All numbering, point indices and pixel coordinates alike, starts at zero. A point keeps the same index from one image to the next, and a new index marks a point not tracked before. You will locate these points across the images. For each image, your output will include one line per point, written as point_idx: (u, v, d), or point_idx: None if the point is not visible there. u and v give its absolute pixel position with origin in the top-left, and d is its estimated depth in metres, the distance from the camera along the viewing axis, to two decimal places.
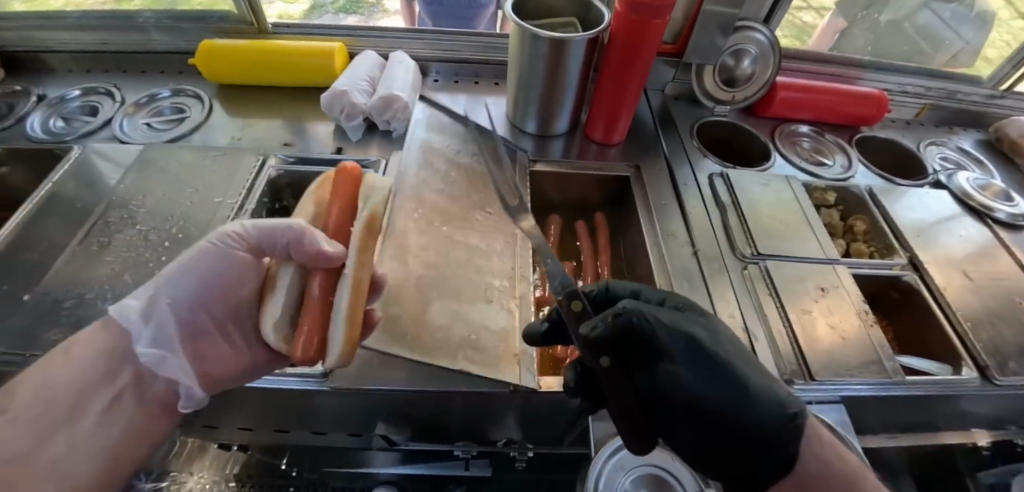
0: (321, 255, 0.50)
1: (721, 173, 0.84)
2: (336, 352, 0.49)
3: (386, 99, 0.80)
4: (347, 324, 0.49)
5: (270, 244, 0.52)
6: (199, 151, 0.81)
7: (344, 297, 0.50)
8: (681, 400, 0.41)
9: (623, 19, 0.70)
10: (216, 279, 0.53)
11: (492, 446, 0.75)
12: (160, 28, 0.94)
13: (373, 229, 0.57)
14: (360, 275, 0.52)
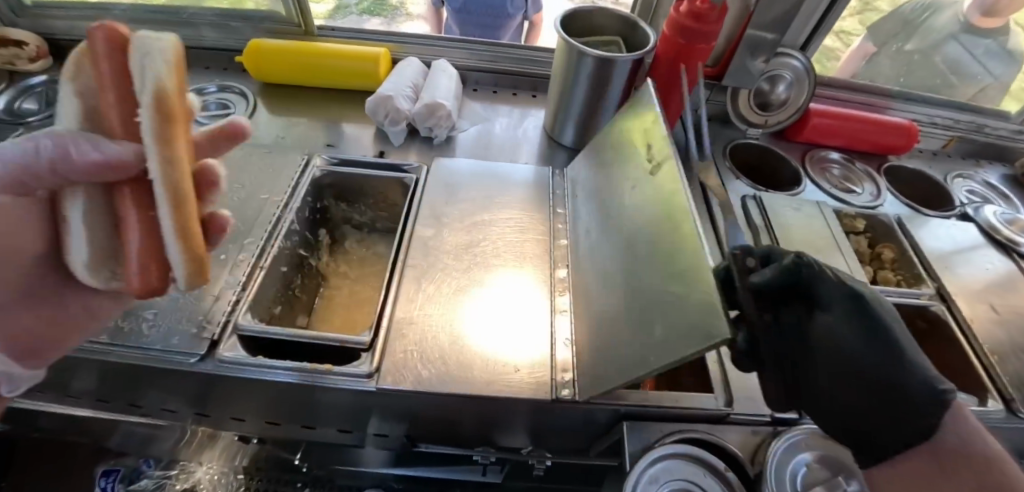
0: (100, 166, 0.35)
1: (753, 195, 0.85)
2: (181, 272, 0.42)
3: (430, 106, 0.82)
4: (177, 240, 0.40)
5: (32, 163, 0.37)
6: (245, 147, 0.82)
7: (165, 217, 0.39)
8: (827, 346, 0.45)
9: (671, 43, 0.72)
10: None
11: (514, 453, 0.75)
12: (211, 25, 0.97)
13: (173, 114, 0.36)
14: (173, 182, 0.38)
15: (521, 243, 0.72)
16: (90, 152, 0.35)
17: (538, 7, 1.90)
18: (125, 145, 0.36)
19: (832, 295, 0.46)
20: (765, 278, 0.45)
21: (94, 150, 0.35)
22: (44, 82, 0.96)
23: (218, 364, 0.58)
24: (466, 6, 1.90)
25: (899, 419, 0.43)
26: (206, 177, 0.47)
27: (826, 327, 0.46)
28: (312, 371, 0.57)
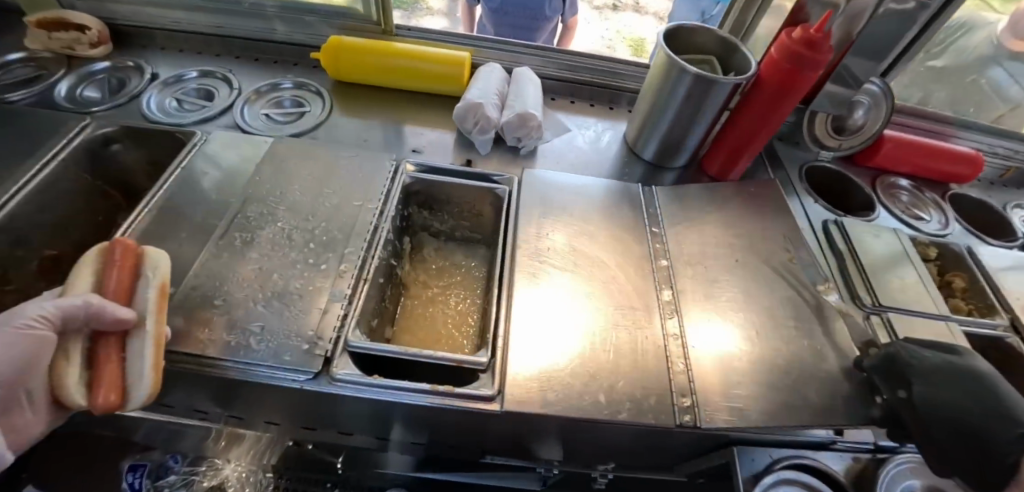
0: (114, 320, 0.52)
1: (835, 220, 0.86)
2: (140, 395, 0.52)
3: (521, 116, 0.80)
4: (152, 372, 0.53)
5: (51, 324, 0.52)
6: (331, 151, 0.80)
7: (144, 356, 0.53)
8: (940, 409, 0.54)
9: (777, 67, 0.72)
10: (32, 360, 0.55)
11: (581, 467, 0.77)
12: (283, 18, 0.93)
13: (164, 292, 0.58)
14: (158, 332, 0.55)
15: (620, 262, 0.72)
16: (110, 310, 0.52)
17: (574, 11, 1.90)
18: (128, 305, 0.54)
19: (929, 368, 0.57)
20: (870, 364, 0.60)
21: (113, 309, 0.53)
22: (106, 70, 0.93)
23: (333, 382, 0.56)
24: (503, 6, 1.83)
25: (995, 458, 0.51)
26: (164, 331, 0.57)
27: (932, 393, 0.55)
28: (434, 390, 0.57)
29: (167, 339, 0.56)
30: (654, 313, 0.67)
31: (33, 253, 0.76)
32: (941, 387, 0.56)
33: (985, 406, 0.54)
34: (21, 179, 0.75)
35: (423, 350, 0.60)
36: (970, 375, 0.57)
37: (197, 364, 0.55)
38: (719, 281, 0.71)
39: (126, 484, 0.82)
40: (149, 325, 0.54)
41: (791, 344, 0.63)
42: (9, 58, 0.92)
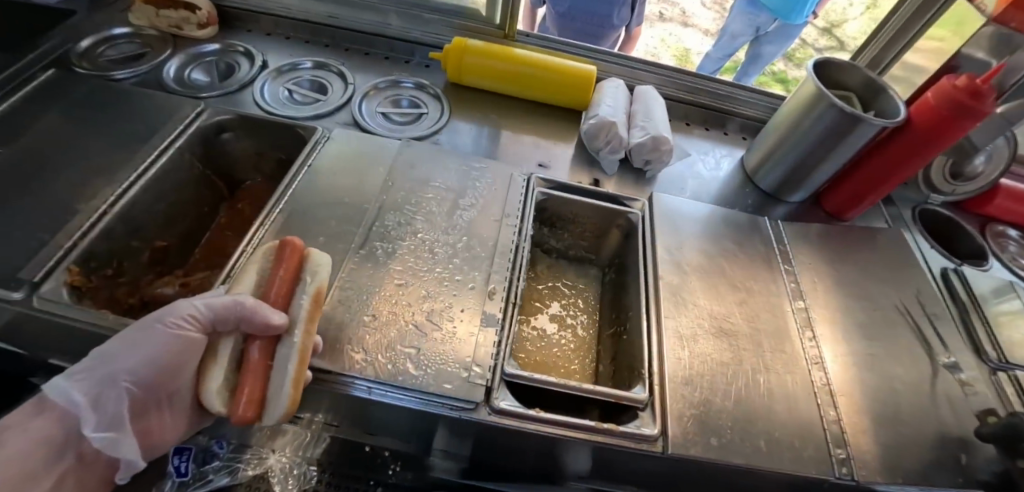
0: (266, 324, 0.48)
1: (955, 268, 0.85)
2: (278, 411, 0.46)
3: (654, 140, 0.79)
4: (291, 388, 0.47)
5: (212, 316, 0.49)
6: (461, 161, 0.78)
7: (288, 367, 0.47)
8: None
9: (932, 113, 0.69)
10: (180, 361, 0.50)
11: None
12: (402, 14, 0.92)
13: (319, 300, 0.54)
14: (307, 343, 0.50)
15: (756, 297, 0.71)
16: (265, 314, 0.48)
17: (641, 20, 1.83)
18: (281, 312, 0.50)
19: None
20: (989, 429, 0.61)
21: (269, 313, 0.49)
22: (215, 52, 0.90)
23: (490, 415, 0.54)
24: (570, 11, 1.75)
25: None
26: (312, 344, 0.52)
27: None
28: (598, 427, 0.55)
29: (312, 350, 0.50)
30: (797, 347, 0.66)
31: (143, 244, 0.72)
32: None
33: None
34: (139, 167, 0.71)
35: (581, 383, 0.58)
36: None
37: (355, 387, 0.52)
38: (855, 329, 0.71)
39: (170, 468, 0.67)
40: (298, 334, 0.49)
41: (933, 401, 0.65)
42: (117, 33, 0.89)
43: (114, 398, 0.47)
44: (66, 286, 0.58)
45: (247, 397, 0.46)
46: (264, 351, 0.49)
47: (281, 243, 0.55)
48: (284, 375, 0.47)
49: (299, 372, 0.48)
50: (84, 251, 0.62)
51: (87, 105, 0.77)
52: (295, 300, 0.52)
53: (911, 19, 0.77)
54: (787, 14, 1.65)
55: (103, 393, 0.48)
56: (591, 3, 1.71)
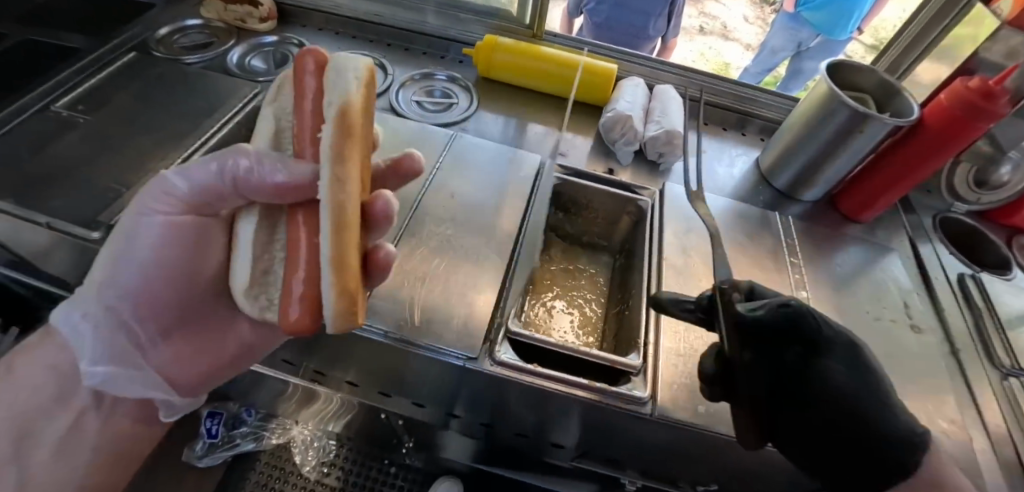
0: (286, 186, 0.42)
1: (972, 275, 0.85)
2: (327, 305, 0.42)
3: (668, 133, 0.83)
4: (331, 272, 0.41)
5: (223, 186, 0.48)
6: (488, 147, 0.86)
7: (323, 245, 0.41)
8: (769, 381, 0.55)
9: (943, 114, 0.70)
10: (172, 255, 0.53)
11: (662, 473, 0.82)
12: (439, 14, 1.00)
13: (350, 128, 0.41)
14: (339, 206, 0.41)
15: (760, 282, 0.74)
16: (282, 175, 0.42)
17: (676, 32, 1.85)
18: (303, 159, 0.43)
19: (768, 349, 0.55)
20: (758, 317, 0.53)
21: (282, 173, 0.42)
22: (272, 43, 1.01)
23: (491, 365, 0.59)
24: (606, 21, 1.79)
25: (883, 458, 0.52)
26: (381, 205, 0.50)
27: (829, 371, 0.54)
28: (593, 386, 0.59)
29: (350, 220, 0.43)
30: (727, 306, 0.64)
31: None
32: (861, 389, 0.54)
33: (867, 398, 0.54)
34: (203, 136, 0.80)
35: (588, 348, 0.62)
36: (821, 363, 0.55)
37: (378, 334, 0.60)
38: (857, 325, 0.72)
39: (205, 429, 0.88)
40: (324, 197, 0.41)
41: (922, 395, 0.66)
42: (189, 24, 1.01)
43: (105, 321, 0.51)
44: None
45: (291, 295, 0.42)
46: (306, 226, 0.43)
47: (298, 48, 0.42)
48: (331, 254, 0.41)
49: (339, 246, 0.42)
50: None
51: (160, 83, 0.88)
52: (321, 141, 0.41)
53: (926, 27, 0.79)
54: (831, 30, 1.68)
55: (103, 316, 0.51)
56: (626, 15, 1.75)
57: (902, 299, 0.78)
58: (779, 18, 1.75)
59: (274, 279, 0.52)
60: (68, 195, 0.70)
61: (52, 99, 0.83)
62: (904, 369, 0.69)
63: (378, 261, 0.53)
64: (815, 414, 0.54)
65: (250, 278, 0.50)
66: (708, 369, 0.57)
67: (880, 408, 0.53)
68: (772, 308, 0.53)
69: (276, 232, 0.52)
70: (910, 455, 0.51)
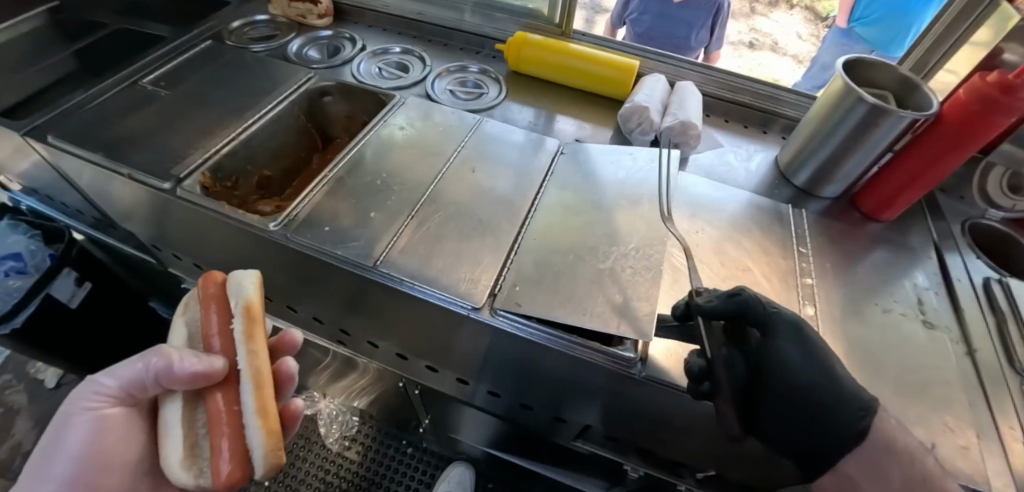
0: (198, 374, 0.58)
1: (999, 279, 0.82)
2: (256, 447, 0.58)
3: (682, 124, 0.87)
4: (259, 418, 0.59)
5: (142, 382, 0.62)
6: (510, 133, 0.92)
7: (249, 397, 0.59)
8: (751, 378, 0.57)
9: (961, 109, 0.71)
10: (103, 447, 0.65)
11: (659, 449, 0.84)
12: (476, 13, 1.09)
13: (253, 317, 0.65)
14: (255, 369, 0.61)
15: (765, 266, 0.75)
16: (194, 364, 0.58)
17: (721, 44, 1.83)
18: (216, 356, 0.61)
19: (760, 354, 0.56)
20: (711, 307, 0.56)
21: (196, 362, 0.58)
22: (328, 37, 1.12)
23: (492, 316, 0.65)
24: (648, 31, 1.82)
25: (835, 429, 0.53)
26: (285, 368, 0.71)
27: (786, 354, 0.54)
28: (584, 344, 0.63)
29: (264, 376, 0.62)
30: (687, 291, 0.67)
31: (254, 170, 0.93)
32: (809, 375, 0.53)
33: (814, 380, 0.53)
34: (261, 111, 0.92)
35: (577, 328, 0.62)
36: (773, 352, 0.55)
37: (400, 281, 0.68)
38: (860, 313, 0.73)
39: None
40: (242, 362, 0.61)
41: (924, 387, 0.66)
42: (258, 19, 1.15)
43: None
44: (199, 185, 0.79)
45: (224, 450, 0.57)
46: (227, 400, 0.60)
47: (202, 282, 0.66)
48: (256, 409, 0.59)
49: (262, 399, 0.60)
50: (213, 164, 0.83)
51: (228, 67, 1.01)
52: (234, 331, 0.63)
53: (956, 20, 0.79)
54: (886, 45, 1.64)
55: None
56: (669, 25, 1.80)
57: (916, 295, 0.78)
58: (831, 35, 1.65)
59: (202, 451, 0.63)
60: (145, 151, 0.83)
61: (141, 76, 0.97)
62: (910, 357, 0.69)
63: (289, 412, 0.75)
64: (767, 392, 0.55)
65: (182, 453, 0.62)
66: (695, 366, 0.54)
67: (826, 383, 0.53)
68: (723, 297, 0.56)
69: (197, 411, 0.64)
70: (863, 419, 0.51)
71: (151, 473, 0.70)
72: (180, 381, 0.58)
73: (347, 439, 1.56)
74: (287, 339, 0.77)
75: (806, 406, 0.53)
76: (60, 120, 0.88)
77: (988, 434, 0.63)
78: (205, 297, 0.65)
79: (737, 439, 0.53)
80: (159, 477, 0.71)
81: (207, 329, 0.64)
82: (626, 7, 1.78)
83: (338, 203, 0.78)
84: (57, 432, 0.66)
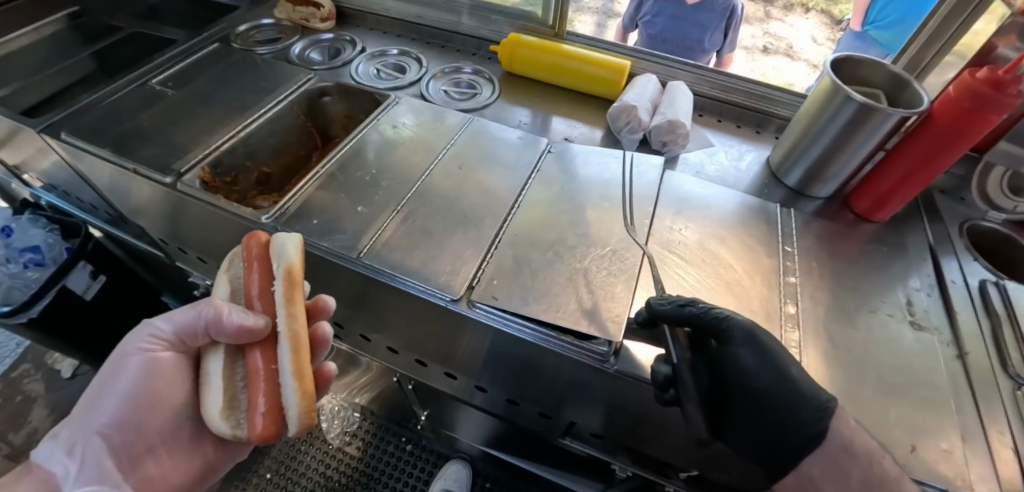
0: (243, 328, 0.62)
1: (997, 282, 0.80)
2: (292, 409, 0.60)
3: (671, 123, 0.88)
4: (295, 381, 0.61)
5: (192, 330, 0.67)
6: (499, 131, 0.94)
7: (288, 359, 0.62)
8: (718, 383, 0.59)
9: (952, 105, 0.70)
10: (153, 390, 0.68)
11: (641, 447, 0.84)
12: (473, 15, 1.12)
13: (294, 281, 0.66)
14: (292, 331, 0.64)
15: (749, 264, 0.74)
16: (240, 318, 0.62)
17: (733, 48, 1.80)
18: (256, 315, 0.63)
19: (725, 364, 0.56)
20: (663, 311, 0.58)
21: (243, 317, 0.62)
22: (330, 39, 1.16)
23: (470, 308, 0.66)
24: (661, 33, 1.81)
25: (798, 429, 0.52)
26: (321, 332, 0.73)
27: (739, 360, 0.54)
28: (557, 336, 0.63)
29: (301, 339, 0.64)
30: (652, 292, 0.67)
31: (254, 167, 0.96)
32: (770, 377, 0.53)
33: (777, 380, 0.53)
34: (261, 109, 0.95)
35: (554, 326, 0.63)
36: (728, 366, 0.56)
37: (383, 274, 0.70)
38: (845, 312, 0.72)
39: None
40: (282, 324, 0.64)
41: (902, 389, 0.65)
42: (264, 23, 1.19)
43: (88, 453, 0.64)
44: (198, 179, 0.83)
45: (261, 407, 0.60)
46: (265, 360, 0.63)
47: (251, 241, 0.68)
48: (295, 370, 0.62)
49: (299, 360, 0.63)
50: (213, 159, 0.86)
51: (233, 68, 1.05)
52: (275, 292, 0.66)
53: (948, 18, 0.79)
54: None
55: (87, 443, 0.65)
56: (682, 26, 1.79)
57: (906, 297, 0.76)
58: (844, 38, 1.55)
59: (240, 404, 0.68)
60: (151, 147, 0.87)
61: (150, 77, 1.02)
62: (897, 358, 0.68)
63: (322, 375, 0.78)
64: (731, 395, 0.56)
65: (221, 403, 0.66)
66: (660, 374, 0.56)
67: (790, 381, 0.53)
68: (675, 305, 0.58)
69: (237, 366, 0.69)
70: (821, 421, 0.51)
71: (192, 421, 0.73)
72: (225, 332, 0.62)
73: (347, 435, 1.58)
74: (320, 304, 0.75)
75: (775, 406, 0.53)
76: (72, 117, 0.92)
77: (972, 441, 0.61)
78: (251, 255, 0.67)
79: (706, 442, 0.54)
80: (199, 426, 0.75)
81: (252, 285, 0.67)
82: (638, 9, 1.78)
83: (328, 197, 0.80)
84: (112, 371, 0.69)
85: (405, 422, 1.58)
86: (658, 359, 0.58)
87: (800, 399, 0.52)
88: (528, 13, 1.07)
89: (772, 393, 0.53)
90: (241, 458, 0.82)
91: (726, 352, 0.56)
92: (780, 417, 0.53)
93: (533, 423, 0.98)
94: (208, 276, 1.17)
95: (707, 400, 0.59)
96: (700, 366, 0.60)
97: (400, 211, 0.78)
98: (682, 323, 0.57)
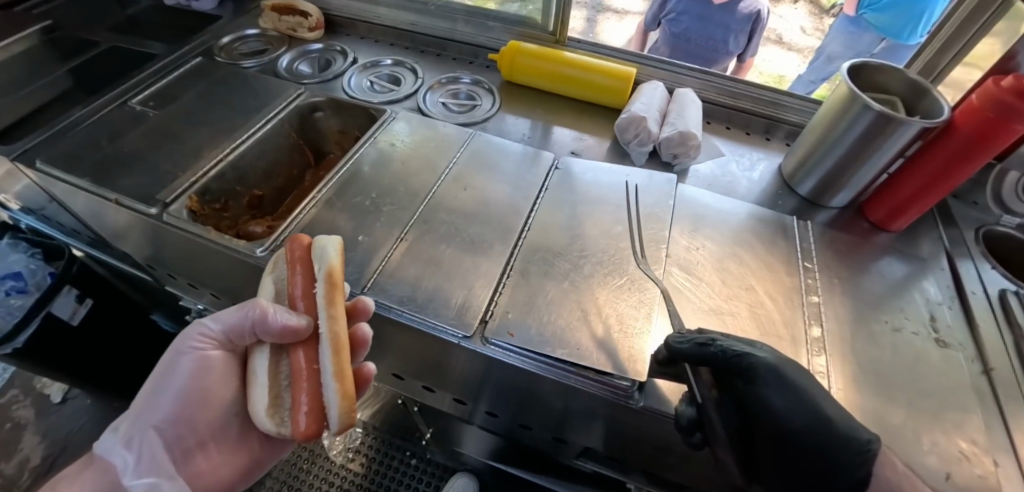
0: (287, 329, 0.58)
1: (1016, 291, 0.78)
2: (334, 410, 0.57)
3: (681, 135, 0.84)
4: (336, 382, 0.58)
5: (239, 328, 0.62)
6: (501, 147, 0.89)
7: (329, 360, 0.58)
8: (745, 423, 0.55)
9: (975, 114, 0.68)
10: (204, 387, 0.65)
11: (660, 471, 0.81)
12: (469, 22, 1.07)
13: (335, 282, 0.62)
14: (334, 332, 0.60)
15: (768, 282, 0.72)
16: (285, 318, 0.58)
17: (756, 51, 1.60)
18: (303, 316, 0.60)
19: (752, 405, 0.53)
20: (683, 348, 0.55)
21: (288, 317, 0.59)
22: (319, 50, 1.11)
23: (483, 344, 0.63)
24: (685, 32, 1.59)
25: (840, 476, 0.49)
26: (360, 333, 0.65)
27: (765, 400, 0.52)
28: (578, 372, 0.60)
29: (343, 341, 0.60)
30: (669, 324, 0.64)
31: (245, 191, 0.92)
32: (803, 417, 0.50)
33: (809, 420, 0.50)
34: (250, 130, 0.90)
35: (574, 362, 0.60)
36: (754, 407, 0.53)
37: (390, 310, 0.66)
38: (871, 331, 0.70)
39: None
40: (324, 325, 0.60)
41: (931, 412, 0.62)
42: (249, 33, 1.14)
43: (146, 447, 0.61)
44: (186, 209, 0.78)
45: (303, 407, 0.57)
46: (305, 364, 0.59)
47: (292, 243, 0.64)
48: (338, 369, 0.58)
49: (342, 360, 0.59)
50: (201, 186, 0.82)
51: (220, 84, 1.00)
52: (316, 292, 0.61)
53: (966, 23, 0.77)
54: (897, 33, 1.36)
55: (140, 439, 0.61)
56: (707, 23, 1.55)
57: (928, 312, 0.74)
58: (836, 23, 1.44)
59: (285, 401, 0.64)
60: (133, 175, 0.81)
61: (131, 96, 0.96)
62: (924, 378, 0.66)
63: (362, 375, 0.71)
64: (756, 434, 0.54)
65: (266, 403, 0.63)
66: (685, 418, 0.56)
67: (822, 418, 0.50)
68: (695, 344, 0.55)
69: (282, 364, 0.65)
70: (864, 466, 0.48)
71: (241, 417, 0.69)
72: (269, 330, 0.58)
73: (350, 451, 1.54)
74: (359, 306, 0.63)
75: (813, 447, 0.50)
76: (50, 143, 0.87)
77: (1006, 463, 0.59)
78: (291, 257, 0.64)
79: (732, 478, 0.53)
80: (247, 423, 0.71)
81: (295, 286, 0.63)
82: (663, 6, 1.58)
83: (328, 224, 0.76)
84: (165, 369, 0.65)
85: (408, 436, 1.54)
86: (682, 399, 0.59)
87: (841, 442, 0.49)
88: (527, 17, 1.03)
89: (801, 434, 0.50)
90: (285, 455, 0.78)
91: (752, 392, 0.53)
92: (816, 459, 0.50)
93: (543, 444, 0.95)
94: (201, 301, 1.12)
95: (737, 442, 0.56)
96: (726, 403, 0.56)
97: (404, 239, 0.74)
98: (702, 360, 0.54)
